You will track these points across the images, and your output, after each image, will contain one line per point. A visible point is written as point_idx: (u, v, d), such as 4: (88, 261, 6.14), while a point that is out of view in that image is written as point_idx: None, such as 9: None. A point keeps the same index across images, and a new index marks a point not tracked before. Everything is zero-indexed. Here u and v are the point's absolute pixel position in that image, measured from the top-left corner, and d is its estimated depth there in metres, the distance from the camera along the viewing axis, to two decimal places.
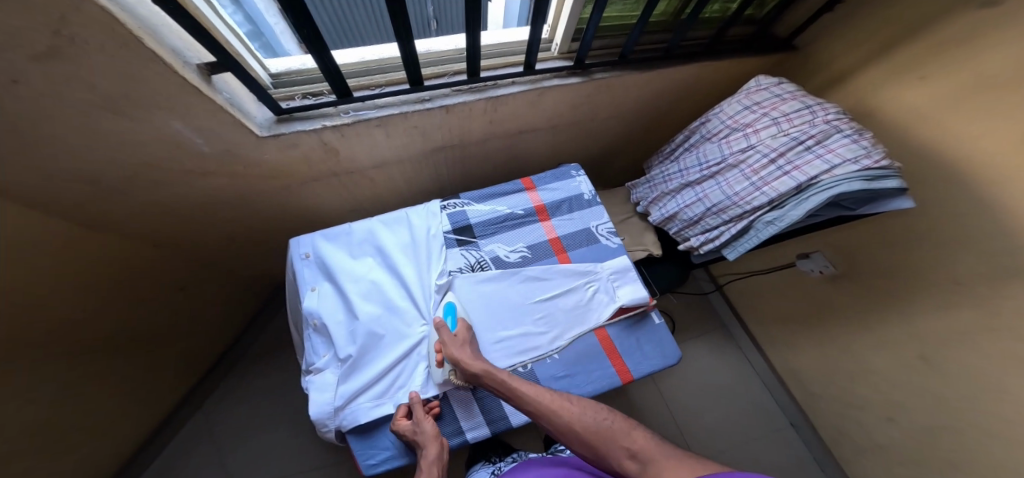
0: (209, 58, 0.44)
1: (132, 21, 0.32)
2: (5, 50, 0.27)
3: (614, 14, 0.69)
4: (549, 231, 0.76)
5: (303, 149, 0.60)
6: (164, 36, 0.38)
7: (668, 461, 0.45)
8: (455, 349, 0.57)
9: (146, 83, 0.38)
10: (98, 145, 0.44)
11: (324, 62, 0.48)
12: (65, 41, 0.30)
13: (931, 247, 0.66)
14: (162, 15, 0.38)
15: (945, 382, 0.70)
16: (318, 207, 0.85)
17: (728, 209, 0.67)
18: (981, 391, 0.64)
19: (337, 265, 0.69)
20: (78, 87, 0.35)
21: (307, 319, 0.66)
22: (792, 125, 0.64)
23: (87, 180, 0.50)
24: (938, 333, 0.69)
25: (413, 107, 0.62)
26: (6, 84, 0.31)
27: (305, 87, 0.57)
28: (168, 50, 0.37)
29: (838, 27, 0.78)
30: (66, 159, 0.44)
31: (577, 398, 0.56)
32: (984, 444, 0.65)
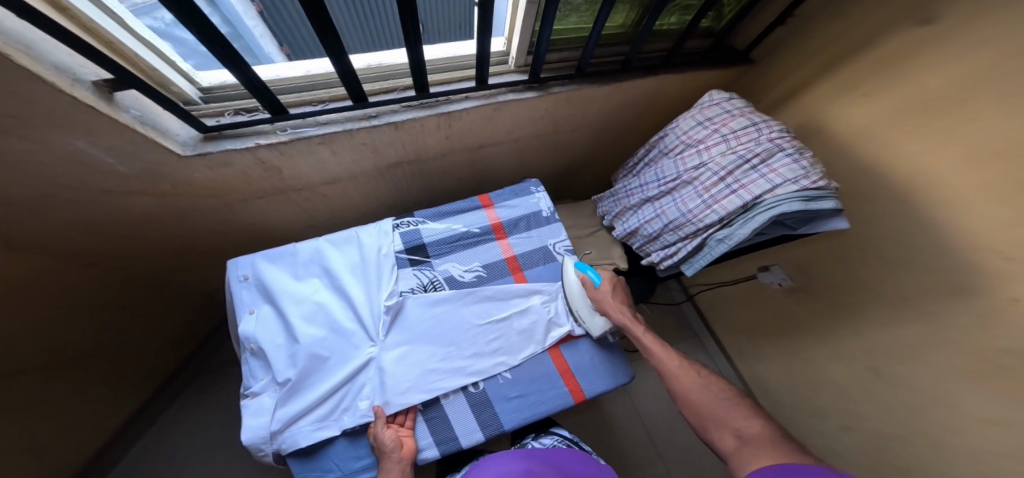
0: (106, 75, 0.42)
1: None
2: None
3: (569, 25, 0.68)
4: (505, 250, 0.76)
5: (238, 168, 0.58)
6: (44, 52, 0.35)
7: (774, 447, 0.42)
8: (600, 297, 0.67)
9: (33, 103, 0.35)
10: None
11: (247, 78, 0.45)
12: None
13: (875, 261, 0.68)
14: (40, 32, 0.36)
15: (895, 395, 0.70)
16: (269, 223, 0.82)
17: (683, 226, 0.68)
18: (921, 399, 0.65)
19: (279, 287, 0.68)
20: None
21: (245, 344, 0.64)
22: (739, 143, 0.64)
23: None
24: (889, 348, 0.70)
25: (358, 124, 0.59)
26: None
27: (238, 103, 0.55)
28: (49, 68, 0.35)
29: (791, 42, 0.80)
30: None
31: (704, 372, 0.57)
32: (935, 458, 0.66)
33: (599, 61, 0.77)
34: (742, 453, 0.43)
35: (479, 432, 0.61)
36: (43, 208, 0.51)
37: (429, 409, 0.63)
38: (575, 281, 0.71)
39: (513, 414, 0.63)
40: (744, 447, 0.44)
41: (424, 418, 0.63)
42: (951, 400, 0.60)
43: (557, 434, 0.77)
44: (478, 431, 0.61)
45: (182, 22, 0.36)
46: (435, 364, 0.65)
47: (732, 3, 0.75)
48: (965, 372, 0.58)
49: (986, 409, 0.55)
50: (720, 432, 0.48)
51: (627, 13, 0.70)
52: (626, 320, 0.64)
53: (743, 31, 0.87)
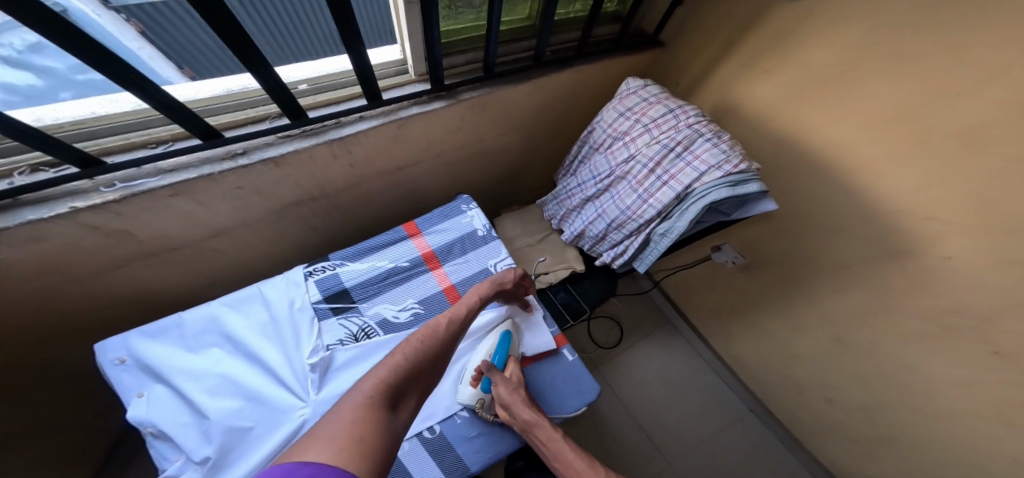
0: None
1: None
2: None
3: (465, 24, 0.62)
4: (441, 279, 0.68)
5: (63, 239, 0.46)
6: None
7: None
8: (506, 391, 0.53)
9: None
10: None
11: (15, 131, 0.34)
12: None
13: (810, 231, 0.67)
14: None
15: (861, 359, 0.70)
16: (147, 293, 0.67)
17: (625, 223, 0.63)
18: (884, 360, 0.65)
19: (170, 366, 0.55)
20: None
21: (140, 431, 0.51)
22: (661, 132, 0.60)
23: None
24: (841, 314, 0.69)
25: (221, 165, 0.49)
26: None
27: (34, 156, 0.43)
28: None
29: (689, 23, 0.78)
30: None
31: None
32: (912, 414, 0.66)
33: (509, 59, 0.71)
34: None
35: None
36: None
37: None
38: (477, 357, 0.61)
39: (477, 455, 0.55)
40: None
41: None
42: (909, 358, 0.61)
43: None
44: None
45: None
46: None
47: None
48: (918, 329, 0.57)
49: (954, 366, 0.54)
50: None
51: (529, 3, 0.65)
52: (535, 423, 0.51)
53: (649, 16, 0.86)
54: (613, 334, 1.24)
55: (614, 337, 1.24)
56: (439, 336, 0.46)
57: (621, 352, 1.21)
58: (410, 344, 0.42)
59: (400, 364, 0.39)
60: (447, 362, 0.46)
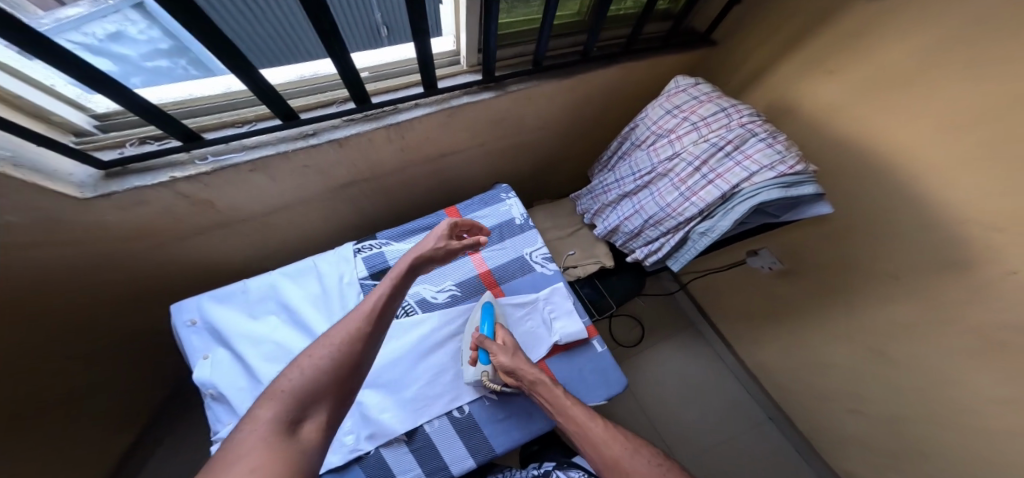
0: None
1: None
2: None
3: (518, 18, 0.62)
4: (479, 264, 0.71)
5: (159, 204, 0.51)
6: None
7: None
8: (505, 355, 0.55)
9: None
10: None
11: (136, 105, 0.39)
12: None
13: (857, 238, 0.65)
14: None
15: (899, 374, 0.68)
16: (216, 259, 0.74)
17: (663, 221, 0.64)
18: (923, 376, 0.63)
19: (231, 331, 0.60)
20: None
21: (203, 391, 0.57)
22: (710, 130, 0.60)
23: None
24: (884, 325, 0.67)
25: (294, 144, 0.54)
26: None
27: (143, 129, 0.48)
28: None
29: (748, 20, 0.76)
30: None
31: (629, 433, 0.48)
32: (941, 432, 0.64)
33: (556, 54, 0.72)
34: None
35: (470, 458, 0.57)
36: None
37: (413, 439, 0.57)
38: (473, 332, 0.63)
39: (504, 436, 0.59)
40: None
41: (410, 450, 0.56)
42: (952, 375, 0.59)
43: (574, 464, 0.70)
44: (469, 457, 0.57)
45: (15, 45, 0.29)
46: (416, 392, 0.59)
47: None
48: (969, 346, 0.55)
49: (996, 387, 0.52)
50: None
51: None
52: (538, 379, 0.52)
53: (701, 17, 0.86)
54: (633, 333, 1.24)
55: (634, 335, 1.24)
56: (365, 323, 0.40)
57: (641, 351, 1.21)
58: (327, 343, 0.37)
59: (313, 366, 0.35)
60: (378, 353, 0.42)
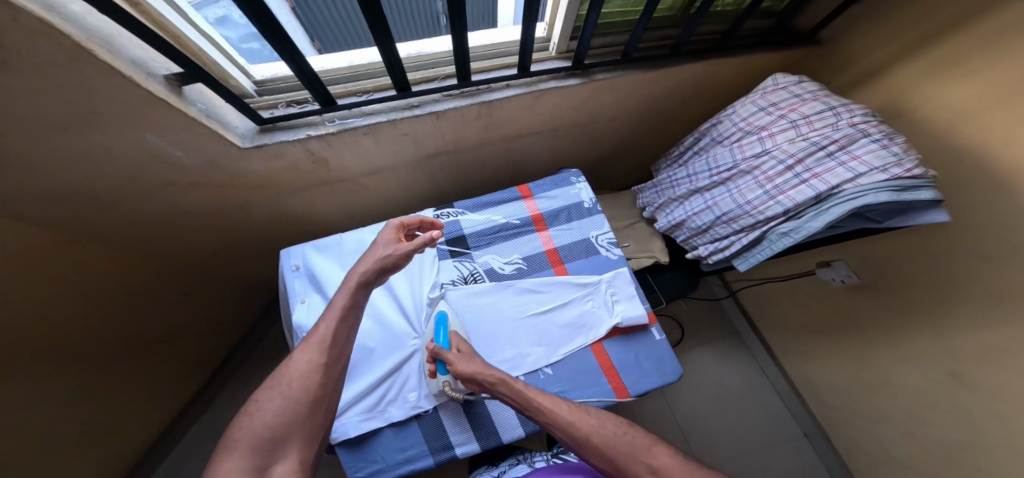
0: (175, 67, 0.43)
1: (80, 33, 0.31)
2: None
3: (614, 9, 0.63)
4: (546, 242, 0.74)
5: (289, 160, 0.60)
6: (122, 46, 0.37)
7: None
8: (464, 363, 0.55)
9: (117, 98, 0.37)
10: (84, 166, 0.44)
11: (299, 67, 0.46)
12: (15, 57, 0.28)
13: (956, 256, 0.61)
14: (116, 26, 0.37)
15: (973, 403, 0.63)
16: (313, 214, 0.84)
17: (739, 218, 0.63)
18: (1003, 408, 0.58)
19: (327, 279, 0.67)
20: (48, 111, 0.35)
21: (298, 333, 0.63)
22: (812, 129, 0.59)
23: (76, 198, 0.50)
24: (971, 349, 0.62)
25: (403, 114, 0.60)
26: None
27: (289, 95, 0.56)
28: (127, 62, 0.37)
29: (872, 17, 0.71)
30: (55, 181, 0.45)
31: (594, 409, 0.53)
32: (999, 461, 0.60)
33: (646, 46, 0.72)
34: None
35: (520, 427, 0.61)
36: (96, 200, 0.53)
37: (469, 405, 0.62)
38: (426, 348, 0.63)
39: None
40: None
41: (466, 413, 0.62)
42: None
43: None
44: (519, 426, 0.61)
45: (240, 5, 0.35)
46: None
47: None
48: None
49: None
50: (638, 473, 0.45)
51: None
52: (500, 378, 0.54)
53: (810, 11, 0.80)
54: (673, 334, 1.22)
55: (673, 336, 1.22)
56: (317, 354, 0.46)
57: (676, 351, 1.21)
58: (274, 395, 0.43)
59: (271, 415, 0.41)
60: (336, 387, 0.47)
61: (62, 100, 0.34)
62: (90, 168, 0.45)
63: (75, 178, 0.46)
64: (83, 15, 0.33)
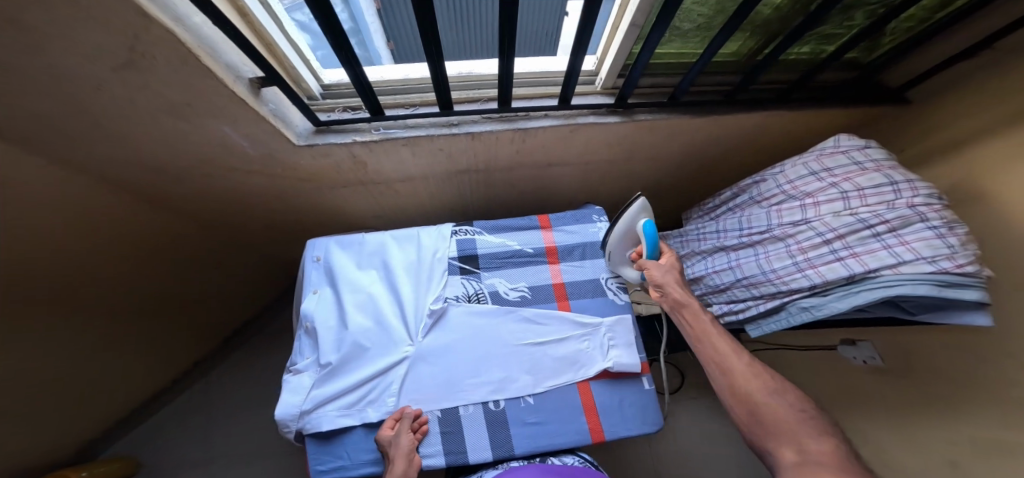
0: (261, 73, 0.52)
1: (192, 40, 0.39)
2: (96, 58, 0.36)
3: (670, 51, 0.64)
4: (555, 275, 0.74)
5: (333, 159, 0.67)
6: (222, 52, 0.45)
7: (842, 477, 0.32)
8: (659, 272, 0.63)
9: (204, 94, 0.45)
10: (169, 141, 0.54)
11: (358, 78, 0.53)
12: (139, 56, 0.37)
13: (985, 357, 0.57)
14: (223, 36, 0.46)
15: None
16: (347, 211, 0.90)
17: (760, 284, 0.60)
18: None
19: (344, 273, 0.71)
20: (151, 95, 0.43)
21: (303, 320, 0.67)
22: (863, 204, 0.52)
23: (159, 168, 0.61)
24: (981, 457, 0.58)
25: (441, 130, 0.65)
26: (95, 89, 0.40)
27: (347, 101, 0.66)
28: (224, 66, 0.45)
29: (953, 91, 0.66)
30: (147, 151, 0.55)
31: (778, 382, 0.44)
32: None
33: (696, 90, 0.71)
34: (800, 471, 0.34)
35: (489, 451, 0.61)
36: (173, 171, 0.63)
37: (445, 421, 0.61)
38: (617, 239, 0.71)
39: (527, 440, 0.61)
40: (804, 468, 0.34)
41: (439, 431, 0.61)
42: None
43: (580, 456, 0.64)
44: (488, 450, 0.60)
45: (319, 22, 0.42)
46: (467, 380, 0.65)
47: (898, 33, 0.65)
48: None
49: None
50: (781, 450, 0.38)
51: (745, 41, 0.62)
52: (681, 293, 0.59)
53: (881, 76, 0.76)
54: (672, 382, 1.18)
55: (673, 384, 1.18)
56: None
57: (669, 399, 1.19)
58: None
59: None
60: None
61: (166, 89, 0.43)
62: (175, 143, 0.55)
63: (162, 150, 0.56)
64: (198, 25, 0.41)
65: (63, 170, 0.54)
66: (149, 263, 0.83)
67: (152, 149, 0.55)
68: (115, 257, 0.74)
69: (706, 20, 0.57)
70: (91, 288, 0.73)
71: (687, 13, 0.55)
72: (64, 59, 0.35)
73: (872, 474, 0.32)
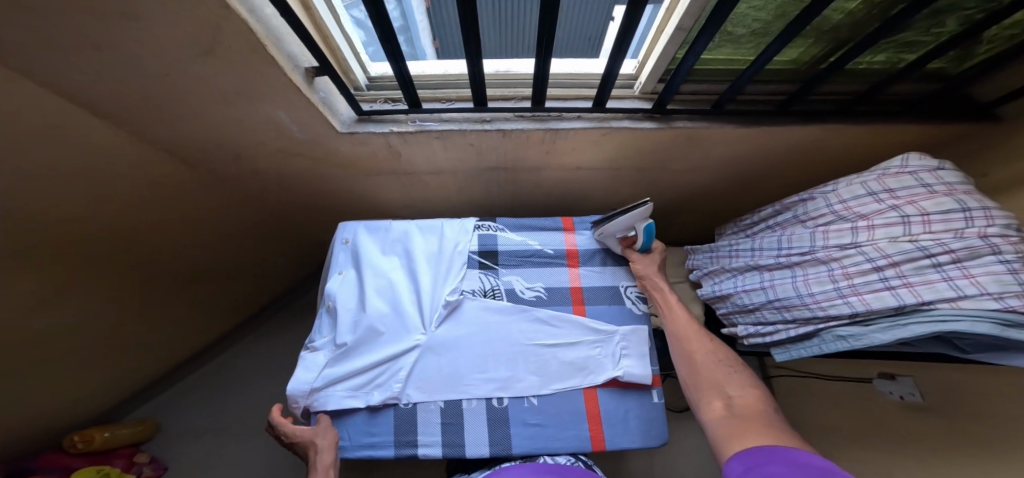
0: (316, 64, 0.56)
1: (262, 31, 0.43)
2: (183, 45, 0.40)
3: (720, 56, 0.61)
4: (573, 278, 0.73)
5: (371, 147, 0.70)
6: (287, 44, 0.49)
7: (753, 417, 0.45)
8: (641, 262, 0.71)
9: (267, 82, 0.50)
10: (231, 122, 0.59)
11: (401, 71, 0.56)
12: (217, 44, 0.41)
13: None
14: (289, 29, 0.50)
15: None
16: (378, 199, 0.94)
17: (793, 308, 0.55)
18: None
19: (366, 256, 0.74)
20: (222, 80, 0.48)
21: (325, 298, 0.71)
22: (926, 231, 0.46)
23: (219, 146, 0.67)
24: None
25: (473, 126, 0.67)
26: (180, 72, 0.45)
27: (388, 93, 0.68)
28: (286, 56, 0.49)
29: None
30: (212, 129, 0.61)
31: (713, 344, 0.58)
32: None
33: (745, 98, 0.67)
34: (726, 417, 0.46)
35: (487, 447, 0.60)
36: (231, 149, 0.69)
37: (447, 413, 0.62)
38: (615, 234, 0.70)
39: (526, 441, 0.61)
40: (729, 412, 0.47)
41: (441, 421, 0.62)
42: None
43: (575, 455, 0.63)
44: (486, 446, 0.60)
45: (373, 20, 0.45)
46: (473, 375, 0.65)
47: (997, 43, 0.56)
48: None
49: None
50: (712, 397, 0.50)
51: (806, 48, 0.58)
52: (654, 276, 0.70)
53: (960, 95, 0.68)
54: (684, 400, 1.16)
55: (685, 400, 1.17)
56: None
57: (680, 421, 1.14)
58: None
59: None
60: None
61: (235, 75, 0.48)
62: (235, 125, 0.60)
63: (223, 130, 0.61)
64: (270, 18, 0.45)
65: (137, 141, 0.61)
66: (198, 232, 0.91)
67: (215, 128, 0.61)
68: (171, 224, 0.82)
69: (762, 25, 0.54)
70: (145, 243, 0.82)
71: (739, 19, 0.53)
72: (157, 44, 0.40)
73: (770, 414, 0.45)
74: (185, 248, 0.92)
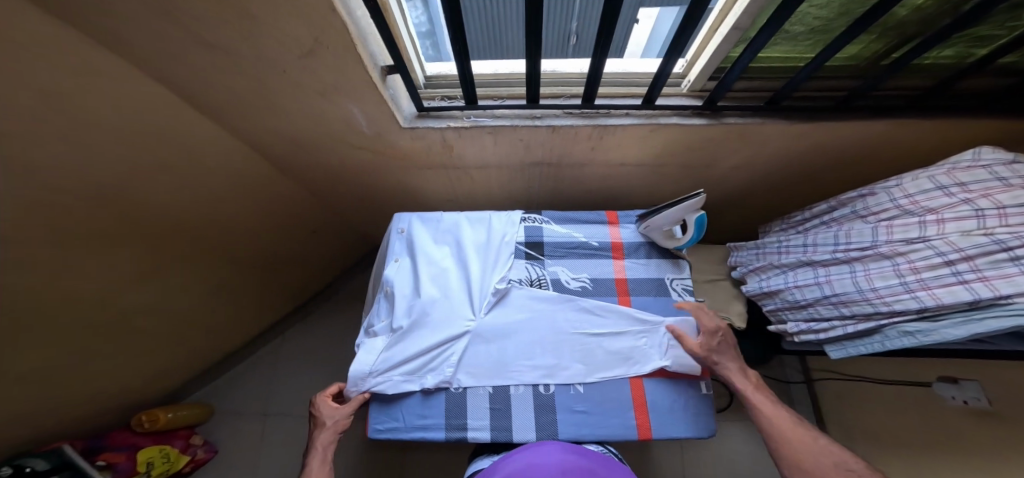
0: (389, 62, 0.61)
1: (355, 32, 0.47)
2: (289, 46, 0.46)
3: (776, 53, 0.62)
4: (618, 270, 0.75)
5: (427, 141, 0.74)
6: (370, 44, 0.54)
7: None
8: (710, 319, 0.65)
9: (350, 80, 0.55)
10: (308, 118, 0.65)
11: (464, 70, 0.59)
12: (318, 46, 0.47)
13: None
14: (372, 29, 0.54)
15: None
16: (425, 192, 0.99)
17: (852, 303, 0.56)
18: None
19: (421, 246, 0.78)
20: (312, 78, 0.54)
21: (383, 285, 0.75)
22: (1007, 223, 0.44)
23: (292, 140, 0.73)
24: None
25: (525, 122, 0.70)
26: (279, 71, 0.51)
27: (445, 91, 0.73)
28: (368, 56, 0.53)
29: None
30: (290, 124, 0.67)
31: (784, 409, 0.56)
32: None
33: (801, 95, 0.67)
34: None
35: (533, 432, 0.63)
36: (301, 143, 0.75)
37: (495, 398, 0.65)
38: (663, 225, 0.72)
39: (572, 427, 0.63)
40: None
41: (489, 405, 0.65)
42: None
43: (603, 445, 0.64)
44: (532, 431, 0.63)
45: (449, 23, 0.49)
46: (522, 361, 0.67)
47: None
48: None
49: None
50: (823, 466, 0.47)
51: (869, 44, 0.58)
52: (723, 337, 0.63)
53: None
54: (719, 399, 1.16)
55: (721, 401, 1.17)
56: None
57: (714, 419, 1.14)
58: None
59: None
60: None
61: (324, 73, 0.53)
62: (312, 120, 0.66)
63: (300, 125, 0.67)
64: (359, 20, 0.49)
65: (223, 134, 0.68)
66: (261, 221, 0.98)
67: (294, 123, 0.67)
68: (238, 212, 0.89)
69: (823, 22, 0.55)
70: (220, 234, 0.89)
71: (800, 17, 0.54)
72: (269, 46, 0.45)
73: None
74: (248, 237, 0.99)
